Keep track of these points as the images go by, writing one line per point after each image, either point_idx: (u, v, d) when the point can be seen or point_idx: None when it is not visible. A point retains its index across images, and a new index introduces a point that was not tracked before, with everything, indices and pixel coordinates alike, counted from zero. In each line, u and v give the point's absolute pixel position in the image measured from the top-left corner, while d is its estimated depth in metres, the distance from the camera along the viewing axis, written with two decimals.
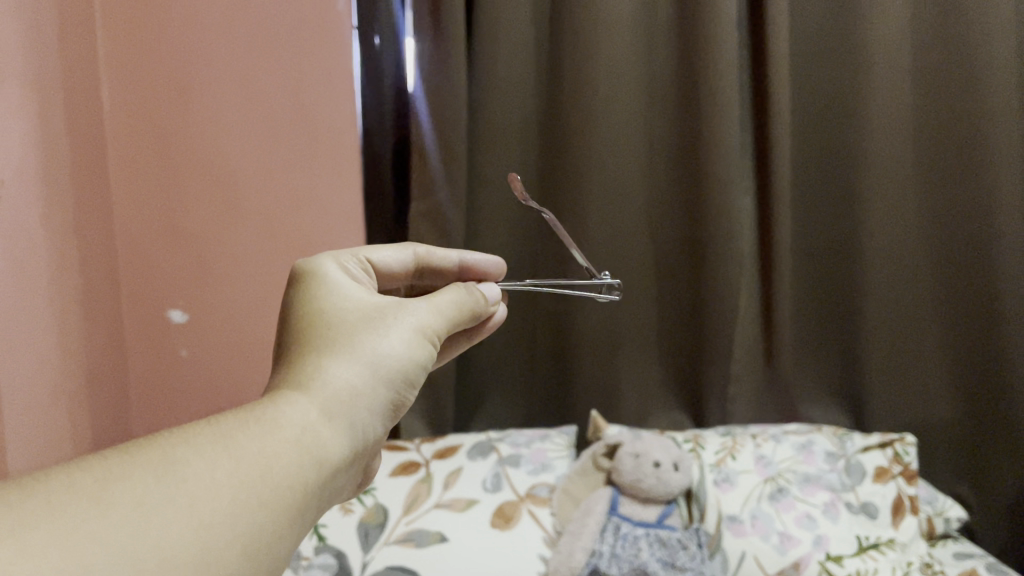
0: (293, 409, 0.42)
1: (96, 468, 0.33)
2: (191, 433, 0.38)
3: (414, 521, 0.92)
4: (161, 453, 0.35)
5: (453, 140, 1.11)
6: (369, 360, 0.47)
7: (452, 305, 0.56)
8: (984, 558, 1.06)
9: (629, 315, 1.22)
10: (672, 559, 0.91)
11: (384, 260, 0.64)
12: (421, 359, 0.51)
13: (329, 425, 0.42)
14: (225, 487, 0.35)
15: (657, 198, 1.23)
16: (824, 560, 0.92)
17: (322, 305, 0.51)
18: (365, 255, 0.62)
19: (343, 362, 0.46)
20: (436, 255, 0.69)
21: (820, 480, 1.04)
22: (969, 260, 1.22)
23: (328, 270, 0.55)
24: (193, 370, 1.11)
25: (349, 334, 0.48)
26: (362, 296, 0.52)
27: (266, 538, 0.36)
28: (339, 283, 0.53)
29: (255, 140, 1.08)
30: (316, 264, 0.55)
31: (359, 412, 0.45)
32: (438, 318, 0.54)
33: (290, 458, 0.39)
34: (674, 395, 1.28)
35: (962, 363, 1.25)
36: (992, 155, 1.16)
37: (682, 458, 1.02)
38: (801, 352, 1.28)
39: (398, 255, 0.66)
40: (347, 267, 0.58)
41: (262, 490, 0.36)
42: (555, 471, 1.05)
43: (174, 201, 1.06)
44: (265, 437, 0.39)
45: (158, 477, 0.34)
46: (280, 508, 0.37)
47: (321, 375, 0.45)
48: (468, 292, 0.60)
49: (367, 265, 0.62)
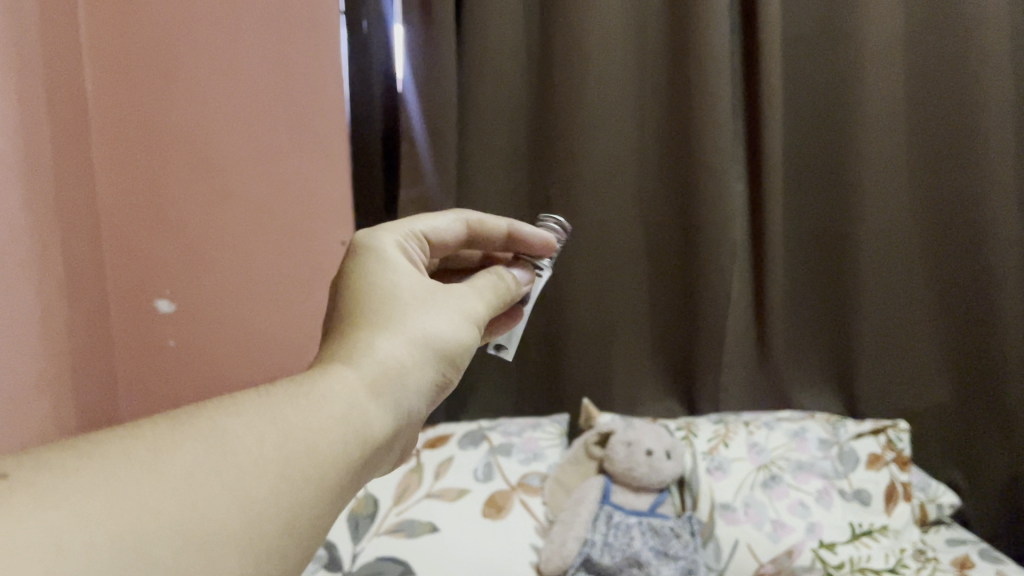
0: (342, 381, 0.40)
1: (145, 433, 0.32)
2: (238, 405, 0.36)
3: (404, 511, 0.92)
4: (209, 423, 0.34)
5: (444, 126, 1.09)
6: (416, 339, 0.46)
7: (490, 291, 0.55)
8: (976, 545, 1.06)
9: (621, 303, 1.21)
10: (665, 547, 0.91)
11: (435, 231, 0.60)
12: (464, 340, 0.50)
13: (376, 401, 0.41)
14: (272, 462, 0.33)
15: (651, 186, 1.22)
16: (817, 548, 0.92)
17: (376, 275, 0.50)
18: (421, 227, 0.59)
19: (391, 337, 0.45)
20: (485, 224, 0.65)
21: (813, 467, 1.03)
22: (963, 246, 1.21)
23: (386, 242, 0.54)
24: (180, 359, 1.10)
25: (397, 312, 0.47)
26: (414, 273, 0.51)
27: (306, 516, 0.34)
28: (397, 258, 0.52)
29: (241, 129, 1.06)
30: (372, 235, 0.54)
31: (403, 391, 0.43)
32: (478, 303, 0.53)
33: (335, 435, 0.37)
34: (667, 384, 1.27)
35: (955, 349, 1.25)
36: (986, 141, 1.16)
37: (675, 445, 1.00)
38: (794, 340, 1.26)
39: (448, 224, 0.62)
40: (409, 239, 0.57)
41: (308, 467, 0.35)
42: (547, 460, 1.04)
43: (160, 188, 1.05)
44: (313, 411, 0.37)
45: (211, 449, 0.32)
46: (324, 487, 0.35)
47: (370, 351, 0.43)
48: (500, 276, 0.58)
49: (425, 241, 0.59)
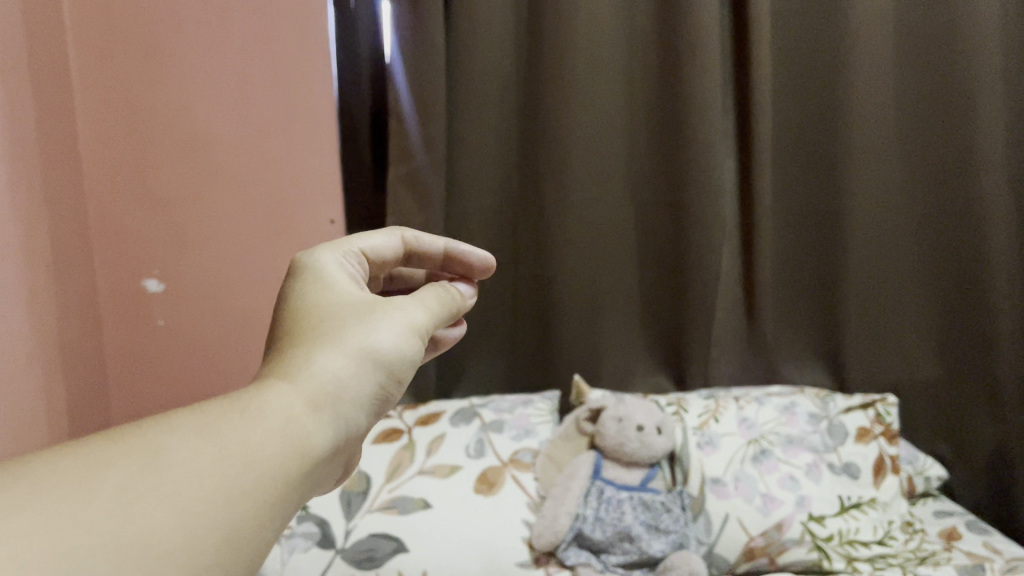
0: (277, 398, 0.38)
1: (82, 453, 0.31)
2: (175, 419, 0.34)
3: (397, 488, 0.92)
4: (145, 438, 0.32)
5: (432, 102, 1.08)
6: (359, 351, 0.42)
7: (437, 301, 0.52)
8: (964, 516, 1.07)
9: (610, 279, 1.22)
10: (656, 522, 0.93)
11: (375, 249, 0.55)
12: (409, 352, 0.46)
13: (314, 417, 0.38)
14: (210, 475, 0.32)
15: (641, 163, 1.22)
16: (806, 521, 0.94)
17: (314, 297, 0.46)
18: (358, 246, 0.54)
19: (331, 351, 0.42)
20: (424, 241, 0.60)
21: (803, 442, 1.04)
22: (953, 220, 1.22)
23: (324, 263, 0.50)
24: (169, 339, 1.10)
25: (335, 326, 0.43)
26: (355, 290, 0.48)
27: (250, 526, 0.32)
28: (337, 277, 0.48)
29: (228, 106, 1.05)
30: (310, 257, 0.50)
31: (346, 405, 0.40)
32: (427, 313, 0.49)
33: (276, 447, 0.35)
34: (656, 359, 1.27)
35: (943, 323, 1.26)
36: (977, 114, 1.16)
37: (666, 420, 1.01)
38: (783, 314, 1.27)
39: (387, 240, 0.57)
40: (348, 258, 0.52)
41: (248, 481, 0.33)
42: (539, 437, 1.04)
43: (145, 168, 1.04)
44: (252, 425, 0.35)
45: (145, 464, 0.31)
46: (265, 502, 0.33)
47: (308, 366, 0.40)
48: (445, 288, 0.55)
49: (362, 258, 0.54)
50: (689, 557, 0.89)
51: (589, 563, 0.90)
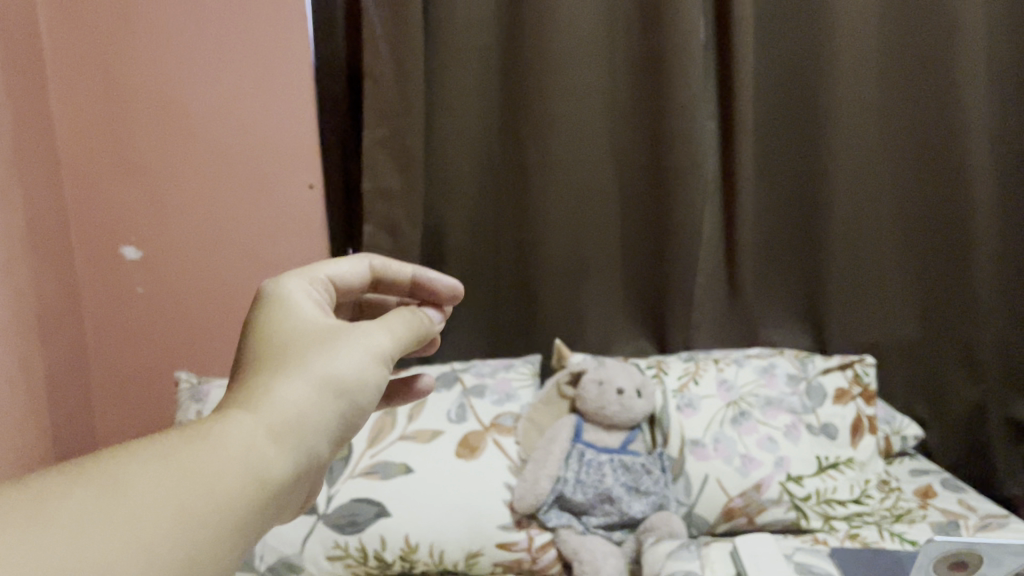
0: (240, 429, 0.37)
1: (37, 484, 0.30)
2: (135, 449, 0.34)
3: (379, 453, 0.92)
4: (103, 469, 0.32)
5: (411, 65, 1.06)
6: (322, 380, 0.42)
7: (407, 325, 0.51)
8: (938, 474, 1.09)
9: (592, 242, 1.21)
10: (636, 483, 0.94)
11: (340, 276, 0.56)
12: (370, 379, 0.45)
13: (276, 447, 0.38)
14: (169, 510, 0.31)
15: (622, 125, 1.20)
16: (785, 481, 0.96)
17: (279, 323, 0.46)
18: (324, 273, 0.54)
19: (294, 381, 0.41)
20: (392, 269, 0.61)
21: (782, 404, 1.03)
22: (934, 179, 1.22)
23: (290, 288, 0.49)
24: (148, 304, 1.14)
25: (298, 354, 0.43)
26: (321, 317, 0.47)
27: (208, 560, 0.32)
28: (303, 304, 0.48)
29: (203, 74, 1.08)
30: (278, 282, 0.50)
31: (308, 434, 0.40)
32: (394, 340, 0.49)
33: (237, 480, 0.35)
34: (639, 323, 1.27)
35: (924, 283, 1.26)
36: (959, 73, 1.16)
37: (646, 383, 1.01)
38: (764, 276, 1.27)
39: (353, 268, 0.58)
40: (314, 285, 0.52)
41: (208, 515, 0.33)
42: (520, 401, 1.04)
43: (120, 134, 1.09)
44: (214, 455, 0.35)
45: (102, 498, 0.30)
46: (223, 535, 0.33)
47: (270, 396, 0.40)
48: (416, 313, 0.54)
49: (328, 285, 0.54)
50: (668, 517, 0.93)
51: (571, 525, 0.93)
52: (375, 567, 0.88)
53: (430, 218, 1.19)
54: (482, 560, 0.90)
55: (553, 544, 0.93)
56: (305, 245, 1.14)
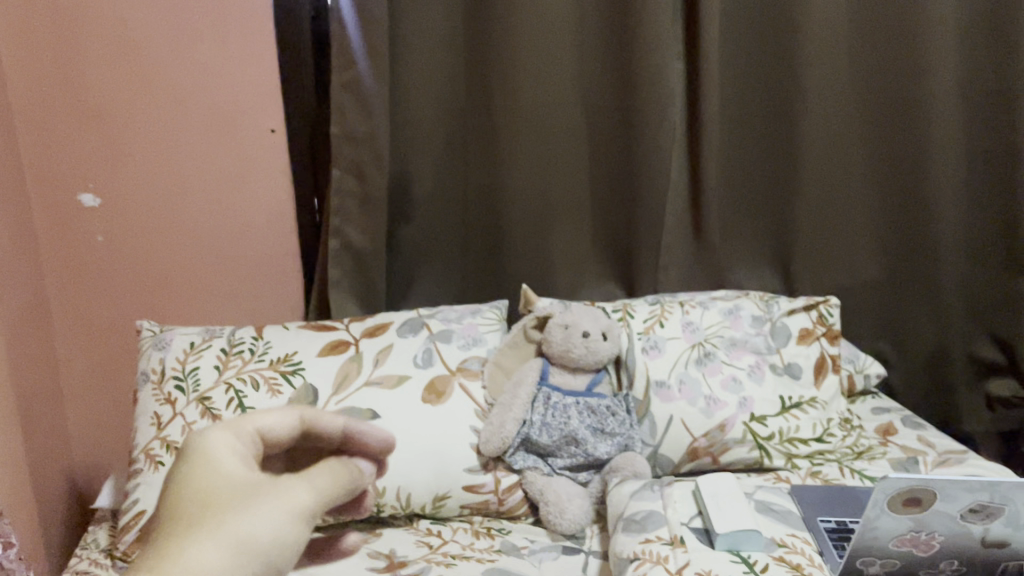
0: None
1: None
2: None
3: (345, 399, 0.92)
4: None
5: (375, 6, 1.04)
6: (233, 543, 0.43)
7: (331, 478, 0.50)
8: (899, 412, 1.10)
9: (560, 186, 1.21)
10: (602, 425, 0.95)
11: (261, 431, 0.52)
12: (290, 543, 0.46)
13: None
14: None
15: (590, 67, 1.18)
16: (749, 421, 0.97)
17: (199, 480, 0.46)
18: (250, 424, 0.52)
19: (205, 544, 0.42)
20: (324, 423, 0.54)
21: (746, 344, 1.03)
22: (900, 119, 1.22)
23: (212, 435, 0.49)
24: (111, 252, 1.12)
25: (214, 514, 0.44)
26: (241, 473, 0.48)
27: None
28: (225, 456, 0.48)
29: (160, 15, 1.05)
30: (204, 431, 0.50)
31: None
32: (315, 496, 0.48)
33: None
34: (607, 268, 1.27)
35: (888, 223, 1.27)
36: (926, 12, 1.15)
37: (612, 326, 1.00)
38: (731, 220, 1.27)
39: (280, 419, 0.54)
40: (240, 430, 0.51)
41: None
42: (487, 346, 1.02)
43: (74, 78, 1.05)
44: None
45: None
46: None
47: (179, 559, 0.41)
48: (345, 464, 0.52)
49: (251, 435, 0.51)
50: (633, 458, 0.94)
51: (537, 466, 0.94)
52: (343, 511, 0.90)
53: (396, 164, 1.17)
54: (450, 502, 0.93)
55: (520, 485, 0.95)
56: (271, 188, 1.15)
